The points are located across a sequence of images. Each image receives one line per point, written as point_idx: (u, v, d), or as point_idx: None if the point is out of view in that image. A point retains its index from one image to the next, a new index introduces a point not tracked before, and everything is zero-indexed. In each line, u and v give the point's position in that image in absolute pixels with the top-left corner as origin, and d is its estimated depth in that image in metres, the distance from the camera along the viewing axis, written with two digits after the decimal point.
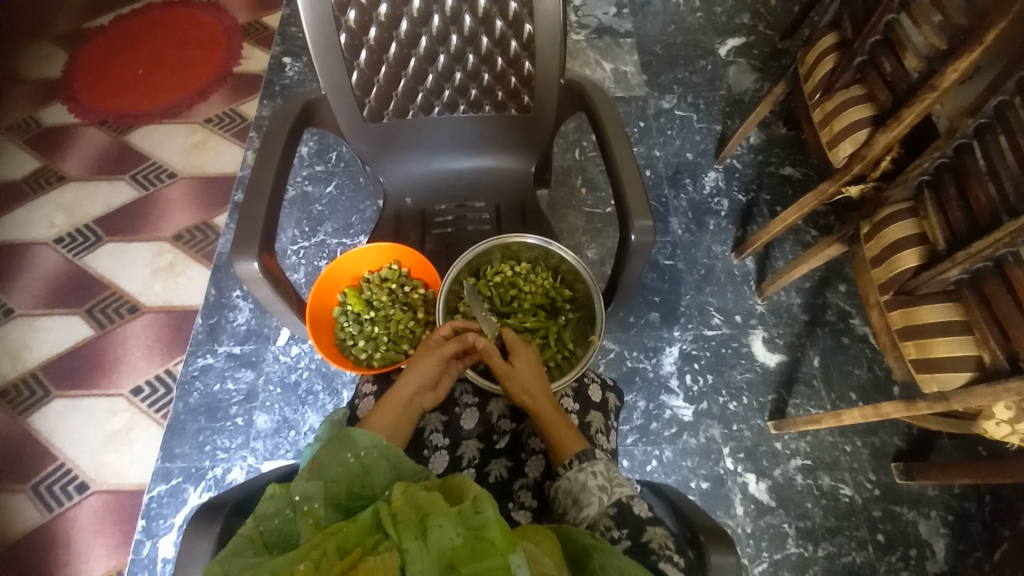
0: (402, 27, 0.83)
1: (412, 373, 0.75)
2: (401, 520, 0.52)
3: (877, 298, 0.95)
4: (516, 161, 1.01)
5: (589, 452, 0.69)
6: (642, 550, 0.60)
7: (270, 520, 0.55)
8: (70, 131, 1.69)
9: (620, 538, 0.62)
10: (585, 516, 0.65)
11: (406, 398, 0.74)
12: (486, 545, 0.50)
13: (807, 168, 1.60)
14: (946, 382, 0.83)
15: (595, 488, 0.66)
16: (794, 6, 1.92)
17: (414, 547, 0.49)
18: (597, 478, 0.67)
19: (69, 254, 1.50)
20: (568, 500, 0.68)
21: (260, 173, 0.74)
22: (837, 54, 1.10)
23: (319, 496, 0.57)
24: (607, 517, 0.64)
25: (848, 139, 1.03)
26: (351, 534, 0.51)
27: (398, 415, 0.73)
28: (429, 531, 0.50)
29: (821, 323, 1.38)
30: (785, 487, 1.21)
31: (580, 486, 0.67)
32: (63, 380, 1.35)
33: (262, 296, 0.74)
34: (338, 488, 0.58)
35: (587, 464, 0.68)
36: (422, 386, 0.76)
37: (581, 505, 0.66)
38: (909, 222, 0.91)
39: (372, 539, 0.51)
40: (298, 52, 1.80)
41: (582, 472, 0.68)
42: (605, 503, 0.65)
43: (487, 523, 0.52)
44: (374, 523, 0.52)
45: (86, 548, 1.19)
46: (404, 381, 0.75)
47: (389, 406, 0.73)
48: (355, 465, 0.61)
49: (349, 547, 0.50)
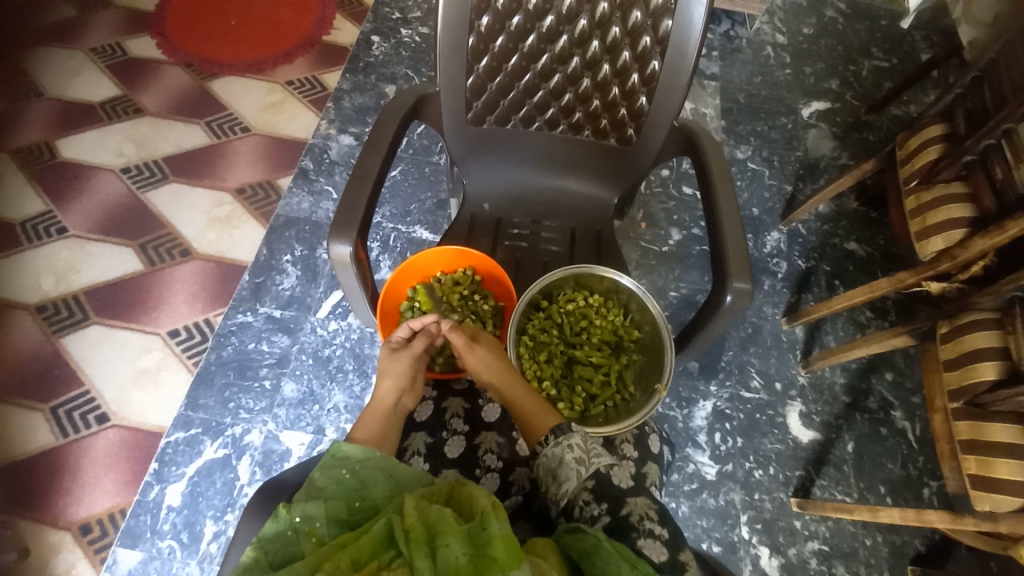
0: (528, 40, 0.83)
1: (387, 380, 0.81)
2: (412, 538, 0.51)
3: (943, 404, 0.93)
4: (601, 190, 1.00)
5: (564, 426, 0.71)
6: (622, 527, 0.63)
7: (273, 544, 0.54)
8: (155, 67, 1.72)
9: (599, 514, 0.64)
10: (564, 491, 0.66)
11: (387, 404, 0.78)
12: (488, 561, 0.50)
13: (872, 248, 1.57)
14: (999, 503, 0.82)
15: (571, 462, 0.67)
16: (885, 81, 1.89)
17: (423, 565, 0.49)
18: (573, 451, 0.68)
19: (133, 186, 1.52)
20: (548, 476, 0.69)
21: (366, 159, 0.75)
22: (944, 145, 1.07)
23: (320, 516, 0.56)
24: (585, 491, 0.66)
25: (940, 235, 1.01)
26: (364, 547, 0.51)
27: (381, 421, 0.76)
28: (437, 550, 0.50)
29: (861, 408, 1.34)
30: (797, 568, 1.18)
31: (557, 461, 0.68)
32: (105, 308, 1.37)
33: (344, 279, 0.74)
34: (338, 505, 0.58)
35: (562, 438, 0.70)
36: (400, 390, 0.80)
37: (560, 481, 0.67)
38: (993, 334, 0.88)
39: (386, 555, 0.51)
40: (387, 32, 1.81)
41: (558, 446, 0.69)
42: (582, 476, 0.66)
43: (492, 539, 0.51)
44: (386, 537, 0.52)
45: (96, 478, 1.20)
46: (380, 389, 0.80)
47: (371, 416, 0.77)
48: (352, 480, 0.60)
49: (363, 561, 0.50)
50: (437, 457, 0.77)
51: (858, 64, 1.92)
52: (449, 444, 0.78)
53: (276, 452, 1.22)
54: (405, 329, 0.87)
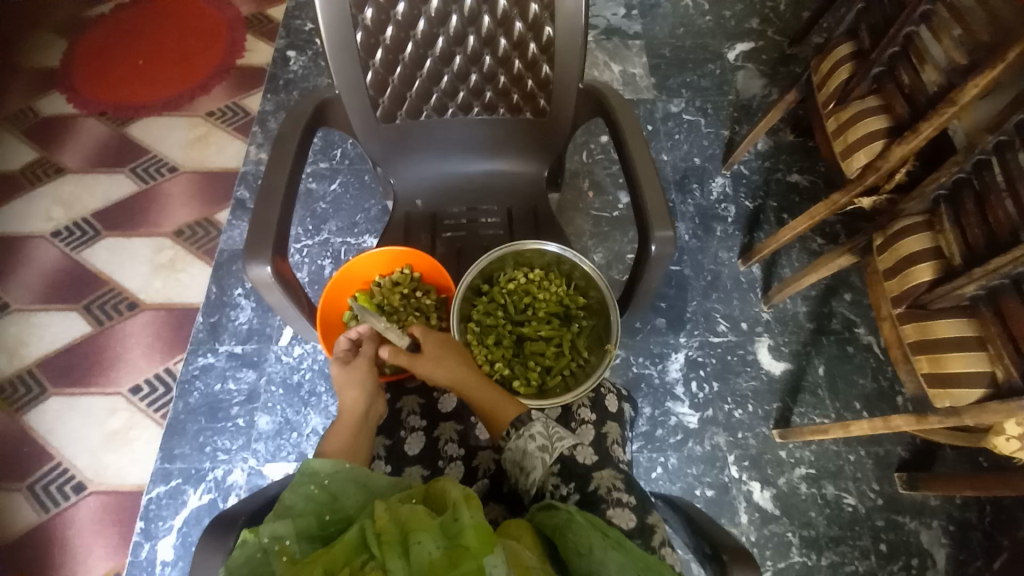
0: (419, 27, 0.82)
1: (349, 392, 0.78)
2: (385, 540, 0.50)
3: (889, 311, 0.94)
4: (529, 165, 0.99)
5: (524, 416, 0.70)
6: (592, 500, 0.65)
7: (240, 571, 0.51)
8: (68, 122, 1.65)
9: (569, 494, 0.65)
10: (533, 480, 0.66)
11: (356, 416, 0.75)
12: (461, 551, 0.49)
13: (814, 176, 1.60)
14: (959, 398, 0.83)
15: (535, 450, 0.67)
16: (803, 11, 1.91)
17: (396, 565, 0.48)
18: (536, 440, 0.68)
19: (67, 248, 1.47)
20: (516, 468, 0.68)
21: (273, 176, 0.73)
22: (853, 64, 1.09)
23: (290, 534, 0.54)
24: (552, 476, 0.65)
25: (862, 150, 1.03)
26: (339, 554, 0.49)
27: (351, 433, 0.73)
28: (409, 547, 0.49)
29: (826, 331, 1.38)
30: (789, 496, 1.22)
31: (522, 453, 0.68)
32: (60, 377, 1.32)
33: (273, 300, 0.73)
34: (308, 520, 0.56)
35: (524, 429, 0.69)
36: (365, 401, 0.77)
37: (527, 471, 0.66)
38: (925, 236, 0.90)
39: (360, 559, 0.49)
40: (302, 46, 1.76)
41: (520, 437, 0.68)
42: (548, 463, 0.66)
43: (464, 530, 0.51)
44: (360, 542, 0.51)
45: (84, 548, 1.17)
46: (345, 402, 0.76)
47: (342, 429, 0.73)
48: (324, 495, 0.58)
49: (337, 567, 0.48)
50: (398, 458, 0.77)
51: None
52: (409, 443, 0.79)
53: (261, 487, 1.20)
54: (345, 340, 0.85)
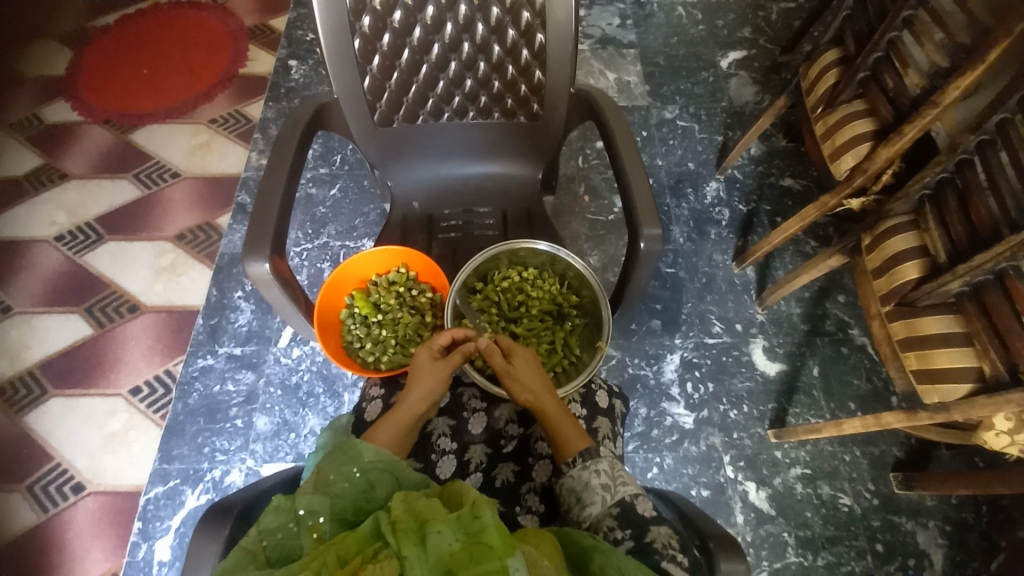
0: (415, 34, 0.85)
1: (418, 385, 0.75)
2: (399, 528, 0.52)
3: (878, 309, 0.95)
4: (523, 168, 1.02)
5: (594, 450, 0.70)
6: (645, 550, 0.60)
7: (273, 535, 0.53)
8: (73, 130, 1.68)
9: (623, 538, 0.62)
10: (588, 515, 0.66)
11: (415, 413, 0.73)
12: (483, 549, 0.50)
13: (807, 180, 1.62)
14: (947, 393, 0.84)
15: (598, 487, 0.67)
16: (794, 21, 1.95)
17: (413, 553, 0.49)
18: (600, 476, 0.68)
19: (70, 252, 1.49)
20: (572, 497, 0.69)
21: (272, 176, 0.75)
22: (840, 69, 1.12)
23: (325, 510, 0.56)
24: (610, 516, 0.64)
25: (849, 152, 1.05)
26: (351, 544, 0.51)
27: (405, 427, 0.72)
28: (428, 537, 0.51)
29: (820, 333, 1.39)
30: (785, 496, 1.22)
31: (583, 484, 0.67)
32: (61, 379, 1.34)
33: (271, 297, 0.75)
34: (344, 502, 0.57)
35: (591, 462, 0.69)
36: (430, 400, 0.75)
37: (584, 504, 0.66)
38: (910, 235, 0.92)
39: (372, 548, 0.51)
40: (304, 55, 1.80)
41: (586, 470, 0.68)
42: (608, 502, 0.65)
43: (486, 527, 0.52)
44: (373, 532, 0.52)
45: (82, 548, 1.17)
46: (410, 396, 0.74)
47: (398, 420, 0.72)
48: (359, 481, 0.59)
49: (349, 556, 0.50)
50: None
51: (766, 9, 1.98)
52: None
53: None
54: (447, 337, 0.80)
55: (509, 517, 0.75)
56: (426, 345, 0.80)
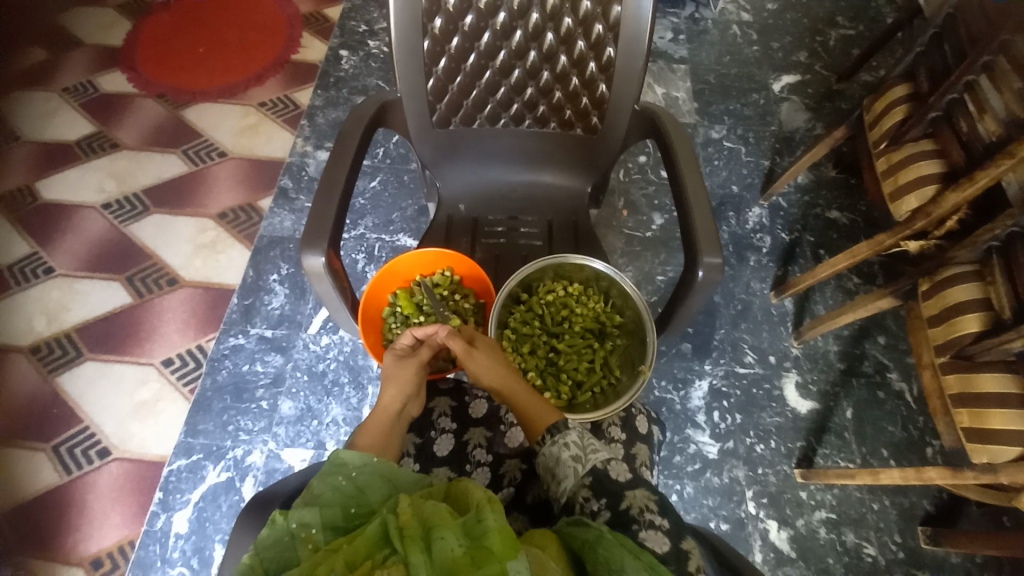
0: (484, 38, 0.84)
1: (389, 389, 0.78)
2: (407, 534, 0.51)
3: (931, 359, 0.92)
4: (574, 181, 1.01)
5: (561, 423, 0.71)
6: (623, 520, 0.60)
7: (270, 552, 0.53)
8: (129, 101, 1.72)
9: (599, 510, 0.61)
10: (564, 489, 0.66)
11: (391, 413, 0.75)
12: (485, 553, 0.49)
13: (854, 214, 1.57)
14: (997, 454, 0.80)
15: (569, 460, 0.67)
16: (853, 48, 1.90)
17: (418, 560, 0.48)
18: (569, 448, 0.68)
19: (115, 221, 1.53)
20: (549, 476, 0.69)
21: (332, 171, 0.76)
22: (909, 106, 1.08)
23: (316, 521, 0.55)
24: (584, 487, 0.64)
25: (913, 194, 1.01)
26: (358, 548, 0.50)
27: (385, 428, 0.73)
28: (432, 542, 0.50)
29: (856, 373, 1.35)
30: (806, 539, 1.18)
31: (555, 460, 0.68)
32: (98, 344, 1.37)
33: (322, 291, 0.75)
34: (334, 510, 0.57)
35: (559, 437, 0.69)
36: (405, 396, 0.77)
37: (559, 480, 0.67)
38: (974, 286, 0.88)
39: (381, 553, 0.50)
40: (355, 46, 1.82)
41: (555, 444, 0.69)
42: (580, 474, 0.65)
43: (488, 532, 0.51)
44: (381, 536, 0.51)
45: (103, 512, 1.20)
46: (383, 398, 0.76)
47: (375, 424, 0.73)
48: (349, 486, 0.60)
49: (357, 561, 0.49)
50: (427, 457, 0.78)
51: (824, 34, 1.93)
52: (438, 444, 0.79)
53: (278, 470, 1.22)
54: (408, 336, 0.85)
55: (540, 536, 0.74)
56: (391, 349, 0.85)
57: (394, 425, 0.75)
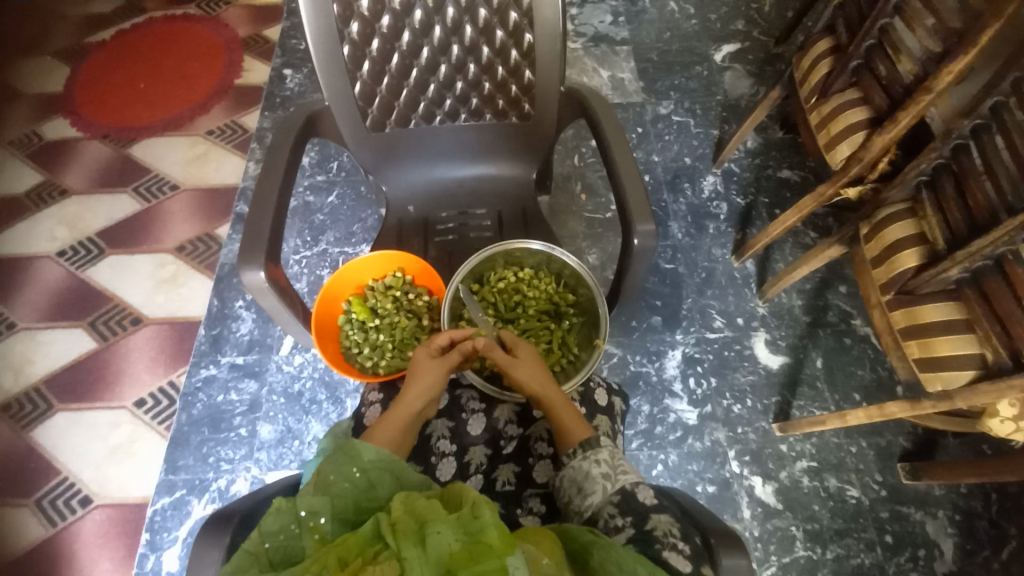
0: (404, 38, 0.85)
1: (415, 386, 0.75)
2: (400, 530, 0.51)
3: (878, 299, 0.95)
4: (517, 169, 1.02)
5: (594, 440, 0.71)
6: (647, 538, 0.59)
7: (275, 537, 0.53)
8: (72, 145, 1.70)
9: (624, 526, 0.62)
10: (589, 504, 0.66)
11: (413, 411, 0.74)
12: (483, 548, 0.51)
13: (805, 171, 1.61)
14: (950, 380, 0.83)
15: (599, 476, 0.68)
16: (787, 11, 1.94)
17: (412, 554, 0.49)
18: (600, 466, 0.69)
19: (72, 267, 1.50)
20: (573, 489, 0.69)
21: (265, 185, 0.76)
22: (832, 58, 1.11)
23: (325, 511, 0.56)
24: (610, 504, 0.65)
25: (844, 142, 1.04)
26: (351, 545, 0.51)
27: (404, 426, 0.73)
28: (428, 538, 0.51)
29: (823, 324, 1.38)
30: (791, 490, 1.21)
31: (584, 474, 0.68)
32: (67, 393, 1.35)
33: (268, 305, 0.75)
34: (345, 503, 0.57)
35: (591, 452, 0.70)
36: (429, 398, 0.76)
37: (585, 494, 0.67)
38: (908, 222, 0.91)
39: (372, 550, 0.50)
40: (298, 64, 1.81)
41: (587, 460, 0.69)
42: (608, 491, 0.66)
43: (485, 528, 0.52)
44: (373, 534, 0.52)
45: (90, 560, 1.18)
46: (409, 395, 0.74)
47: (396, 420, 0.72)
48: (360, 481, 0.59)
49: (349, 558, 0.50)
50: None
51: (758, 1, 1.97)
52: None
53: None
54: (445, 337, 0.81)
55: (510, 519, 0.74)
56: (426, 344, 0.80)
57: (412, 423, 0.74)
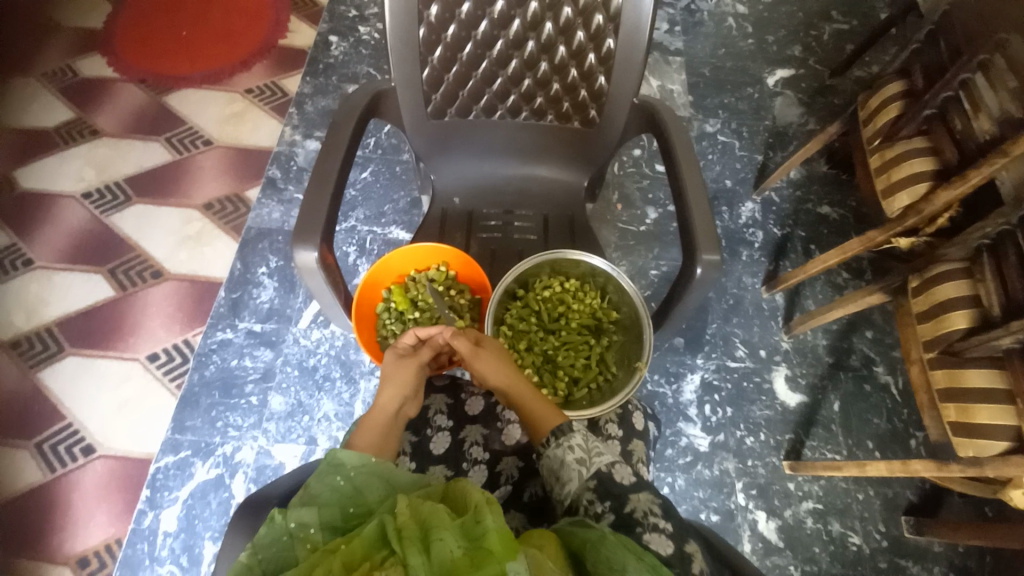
0: (480, 27, 0.82)
1: (388, 387, 0.76)
2: (405, 535, 0.50)
3: (919, 355, 0.94)
4: (570, 175, 1.00)
5: (566, 426, 0.70)
6: (627, 523, 0.61)
7: (267, 551, 0.52)
8: (108, 86, 1.66)
9: (604, 512, 0.62)
10: (568, 492, 0.66)
11: (388, 412, 0.74)
12: (485, 555, 0.48)
13: (844, 209, 1.59)
14: (982, 449, 0.82)
15: (574, 463, 0.67)
16: (846, 43, 1.90)
17: (417, 561, 0.47)
18: (574, 451, 0.68)
19: (96, 211, 1.48)
20: (552, 477, 0.69)
21: (325, 163, 0.74)
22: (903, 103, 1.09)
23: (315, 521, 0.54)
24: (588, 491, 0.64)
25: (905, 191, 1.02)
26: (355, 551, 0.50)
27: (382, 428, 0.72)
28: (432, 545, 0.49)
29: (845, 367, 1.37)
30: (793, 529, 1.21)
31: (559, 462, 0.68)
32: (80, 338, 1.33)
33: (314, 286, 0.73)
34: (333, 510, 0.56)
35: (563, 439, 0.69)
36: (403, 395, 0.76)
37: (563, 482, 0.67)
38: (963, 282, 0.89)
39: (378, 555, 0.49)
40: (345, 31, 1.77)
41: (559, 447, 0.69)
42: (585, 477, 0.65)
43: (487, 533, 0.50)
44: (376, 539, 0.51)
45: (89, 510, 1.18)
46: (381, 397, 0.75)
47: (372, 424, 0.72)
48: (346, 486, 0.59)
49: (355, 563, 0.49)
50: (423, 455, 0.77)
51: (818, 28, 1.92)
52: (434, 441, 0.79)
53: (269, 467, 1.21)
54: (412, 336, 0.83)
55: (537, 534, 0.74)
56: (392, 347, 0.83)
57: (390, 425, 0.74)
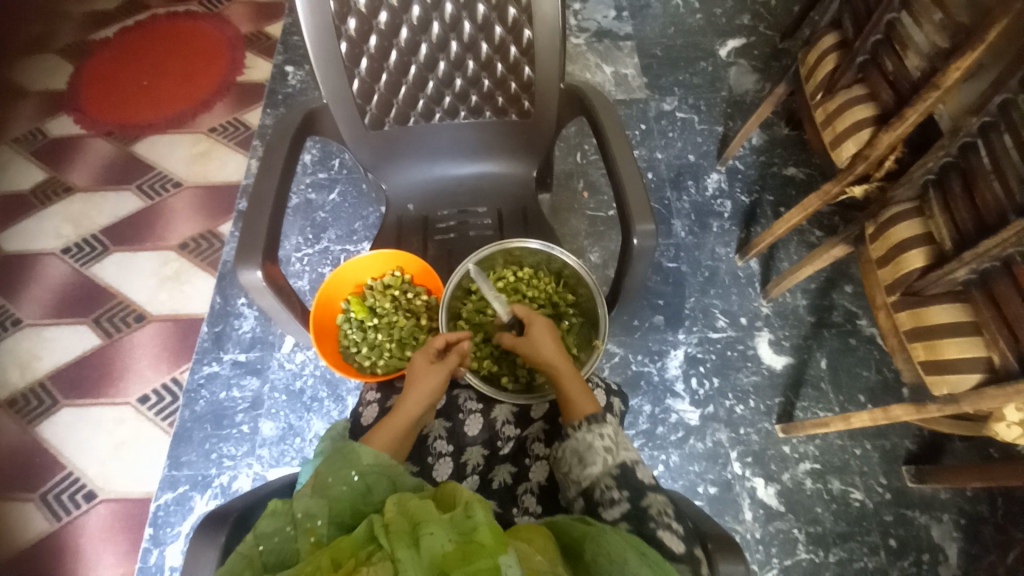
0: (402, 35, 0.84)
1: (414, 390, 0.75)
2: (393, 530, 0.50)
3: (883, 299, 0.93)
4: (518, 166, 1.01)
5: (600, 415, 0.72)
6: (641, 516, 0.62)
7: (272, 538, 0.53)
8: (77, 143, 1.70)
9: (619, 500, 0.64)
10: (588, 474, 0.68)
11: (413, 416, 0.73)
12: (476, 548, 0.49)
13: (811, 168, 1.59)
14: (955, 384, 0.81)
15: (600, 448, 0.69)
16: (794, 5, 1.91)
17: (405, 555, 0.47)
18: (604, 440, 0.70)
19: (76, 264, 1.51)
20: (573, 459, 0.70)
21: (263, 183, 0.76)
22: (838, 54, 1.09)
23: (323, 514, 0.54)
24: (609, 476, 0.66)
25: (850, 139, 1.03)
26: (345, 547, 0.50)
27: (402, 431, 0.72)
28: (421, 539, 0.49)
29: (828, 324, 1.36)
30: (793, 492, 1.20)
31: (586, 446, 0.69)
32: (71, 389, 1.36)
33: (266, 304, 0.76)
34: (342, 506, 0.56)
35: (597, 426, 0.70)
36: (429, 400, 0.75)
37: (585, 464, 0.68)
38: (916, 221, 0.90)
39: (364, 551, 0.49)
40: (300, 61, 1.81)
41: (590, 433, 0.70)
42: (609, 463, 0.67)
43: (478, 526, 0.50)
44: (366, 536, 0.50)
45: (95, 555, 1.20)
46: (407, 400, 0.74)
47: (395, 425, 0.72)
48: (358, 485, 0.57)
49: (343, 559, 0.48)
50: None
51: None
52: None
53: None
54: (442, 339, 0.81)
55: (505, 518, 0.74)
56: (422, 347, 0.80)
57: (412, 426, 0.74)
